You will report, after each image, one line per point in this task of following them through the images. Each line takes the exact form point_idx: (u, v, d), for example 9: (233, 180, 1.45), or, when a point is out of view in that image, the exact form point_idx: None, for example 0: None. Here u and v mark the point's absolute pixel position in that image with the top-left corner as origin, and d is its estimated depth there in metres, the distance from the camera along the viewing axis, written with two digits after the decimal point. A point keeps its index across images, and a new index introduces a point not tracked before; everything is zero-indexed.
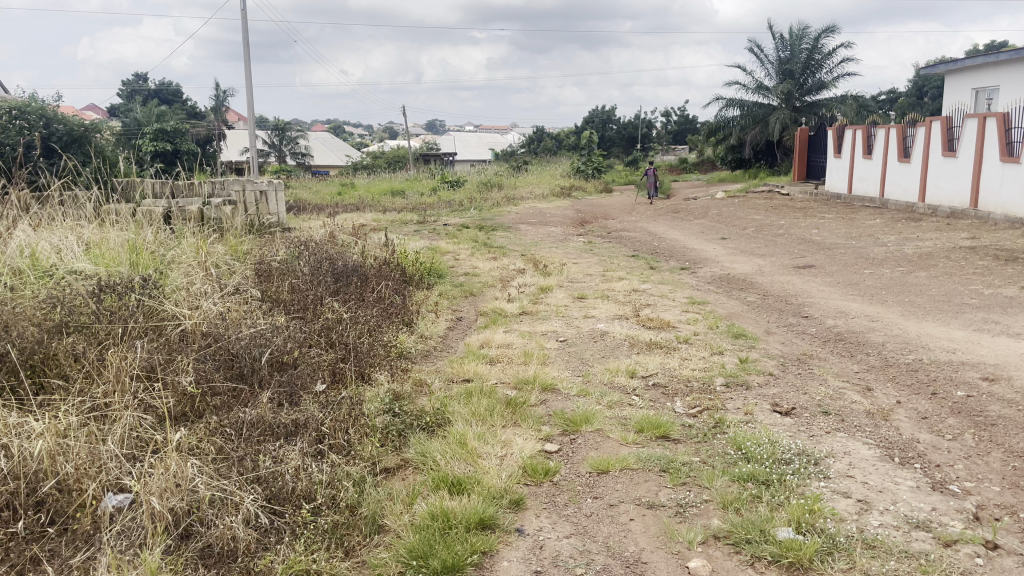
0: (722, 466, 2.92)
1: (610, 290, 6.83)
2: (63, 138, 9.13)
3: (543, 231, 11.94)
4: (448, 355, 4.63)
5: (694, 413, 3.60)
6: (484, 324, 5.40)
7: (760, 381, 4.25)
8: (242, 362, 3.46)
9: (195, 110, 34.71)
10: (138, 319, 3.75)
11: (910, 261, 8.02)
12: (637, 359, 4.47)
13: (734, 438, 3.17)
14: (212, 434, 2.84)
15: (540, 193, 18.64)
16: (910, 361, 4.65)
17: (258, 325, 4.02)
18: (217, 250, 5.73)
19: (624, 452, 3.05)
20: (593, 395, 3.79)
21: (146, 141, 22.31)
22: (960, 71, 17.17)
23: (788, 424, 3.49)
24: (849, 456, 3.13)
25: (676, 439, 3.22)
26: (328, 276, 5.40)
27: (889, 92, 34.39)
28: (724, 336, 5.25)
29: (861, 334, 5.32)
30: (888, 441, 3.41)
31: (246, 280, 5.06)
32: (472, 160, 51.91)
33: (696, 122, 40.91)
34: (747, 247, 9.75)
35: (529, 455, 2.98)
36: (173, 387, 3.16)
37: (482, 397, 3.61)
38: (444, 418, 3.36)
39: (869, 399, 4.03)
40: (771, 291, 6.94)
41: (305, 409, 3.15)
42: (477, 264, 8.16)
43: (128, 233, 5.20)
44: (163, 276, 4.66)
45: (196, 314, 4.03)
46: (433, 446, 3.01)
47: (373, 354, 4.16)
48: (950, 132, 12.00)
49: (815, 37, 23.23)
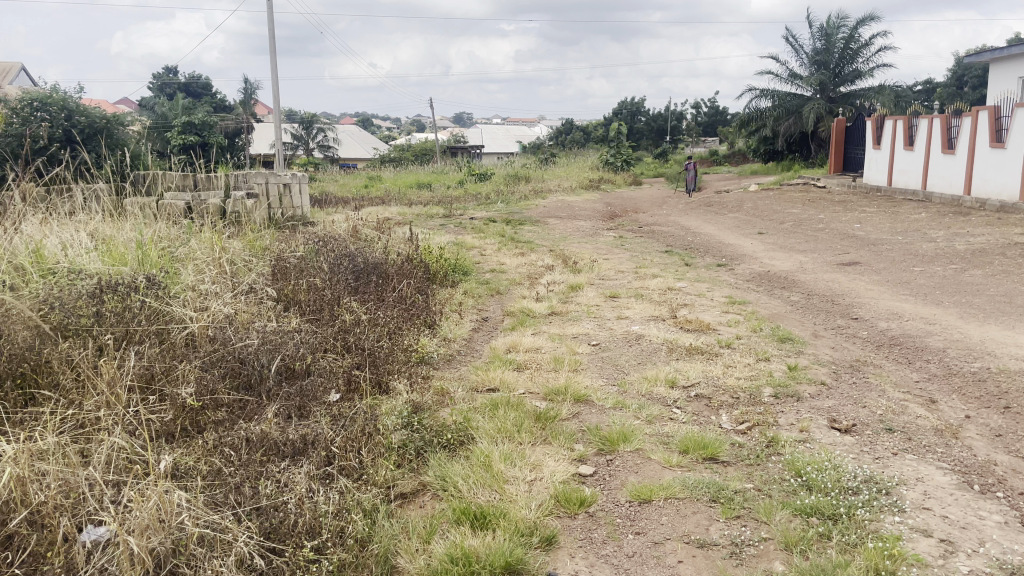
0: (781, 496, 2.58)
1: (644, 289, 6.47)
2: (84, 131, 8.97)
3: (572, 225, 11.61)
4: (472, 360, 4.33)
5: (743, 430, 3.26)
6: (511, 325, 5.09)
7: (813, 392, 3.88)
8: (249, 371, 3.19)
9: (224, 104, 34.79)
10: (141, 323, 3.51)
11: (964, 258, 7.56)
12: (677, 367, 4.13)
13: (792, 462, 2.82)
14: (210, 456, 2.56)
15: (568, 186, 18.28)
16: (976, 370, 4.25)
17: (269, 327, 3.73)
18: (234, 246, 5.47)
19: (667, 477, 2.72)
20: (630, 407, 3.46)
21: (174, 134, 22.39)
22: (1006, 60, 16.49)
23: (850, 444, 3.14)
24: (923, 484, 2.77)
25: (725, 462, 2.89)
26: (346, 273, 5.11)
27: (925, 83, 33.48)
28: (769, 339, 4.88)
29: (919, 338, 4.92)
30: (964, 464, 3.04)
31: (261, 278, 4.78)
32: (500, 153, 51.61)
33: (727, 114, 40.19)
34: (786, 243, 9.34)
35: (561, 480, 2.66)
36: (171, 398, 2.90)
37: (509, 410, 3.29)
38: (467, 434, 3.05)
39: (935, 414, 3.65)
40: (815, 290, 6.54)
41: (316, 424, 2.86)
42: (504, 260, 7.85)
43: (140, 227, 4.96)
44: (172, 275, 4.39)
45: (204, 317, 3.75)
46: (454, 469, 2.71)
47: (393, 359, 3.85)
48: (998, 122, 11.45)
49: (852, 27, 22.67)
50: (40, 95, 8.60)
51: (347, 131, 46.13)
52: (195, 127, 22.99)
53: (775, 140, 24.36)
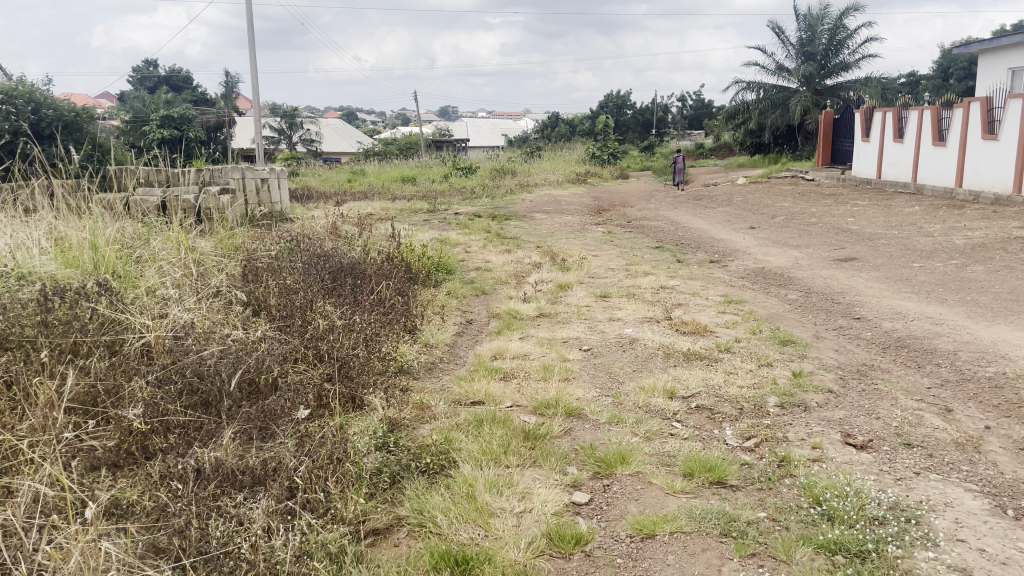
0: (800, 529, 2.31)
1: (636, 288, 6.19)
2: (52, 124, 8.62)
3: (559, 220, 11.30)
4: (455, 369, 4.03)
5: (751, 448, 2.99)
6: (497, 329, 4.81)
7: (821, 401, 3.61)
8: (207, 388, 2.85)
9: (205, 97, 34.24)
10: (91, 332, 3.20)
11: (964, 253, 7.33)
12: (676, 375, 3.85)
13: (809, 486, 2.55)
14: (156, 490, 2.29)
15: (555, 180, 17.98)
16: (992, 375, 3.99)
17: (233, 335, 3.41)
18: (204, 245, 5.13)
19: (671, 507, 2.44)
20: (627, 422, 3.18)
21: (153, 127, 21.90)
22: (995, 50, 16.28)
23: (868, 462, 2.87)
24: (953, 510, 2.49)
25: (734, 487, 2.61)
26: (321, 274, 4.78)
27: (909, 74, 33.45)
28: (769, 343, 4.61)
29: (927, 341, 4.65)
30: (993, 485, 2.76)
31: (229, 281, 4.45)
32: (485, 146, 51.19)
33: (713, 107, 40.07)
34: (778, 237, 9.08)
35: (553, 513, 2.38)
36: (116, 422, 2.62)
37: (495, 428, 3.00)
38: (448, 458, 2.74)
39: (953, 425, 3.39)
40: (814, 287, 6.28)
41: (280, 449, 2.56)
42: (489, 257, 7.56)
43: (100, 224, 4.62)
44: (131, 276, 4.06)
45: (162, 325, 3.43)
46: (433, 500, 2.41)
47: (368, 370, 3.54)
48: (990, 113, 11.25)
49: (838, 17, 22.48)
50: (5, 87, 8.25)
51: (331, 125, 45.53)
52: (174, 120, 22.52)
53: (762, 132, 24.14)
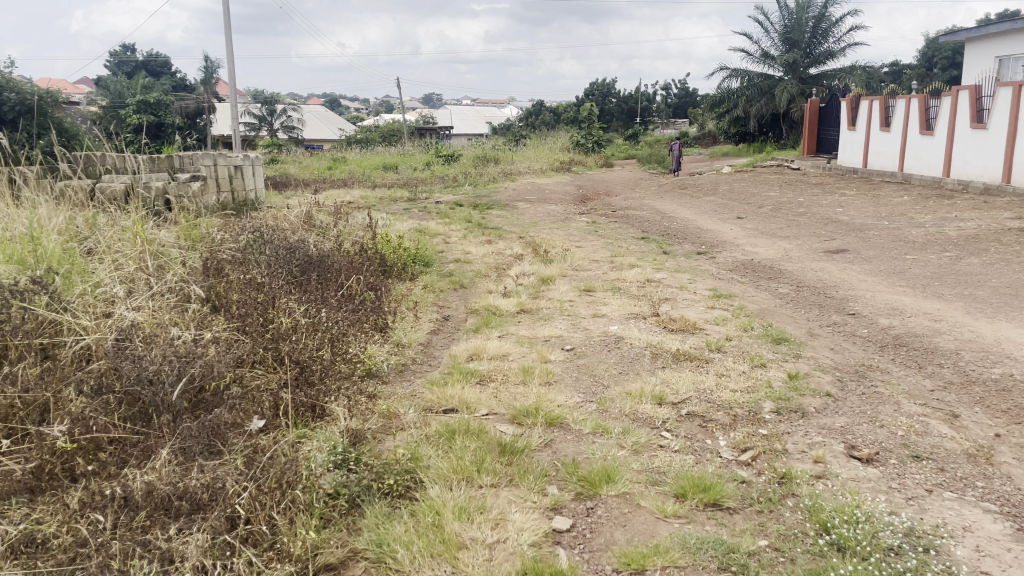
0: (808, 563, 2.06)
1: (621, 281, 5.93)
2: (13, 109, 8.26)
3: (542, 209, 11.01)
4: (427, 371, 3.77)
5: (747, 462, 2.73)
6: (475, 326, 4.53)
7: (819, 406, 3.37)
8: (147, 396, 2.54)
9: (183, 83, 33.59)
10: (22, 334, 2.88)
11: (958, 245, 7.12)
12: (664, 378, 3.59)
13: (814, 510, 2.30)
14: (77, 521, 2.01)
15: (539, 168, 17.64)
16: (998, 378, 3.76)
17: (181, 337, 3.10)
18: (164, 234, 4.78)
19: (662, 534, 2.19)
20: (612, 432, 2.92)
21: (129, 113, 21.28)
22: (981, 38, 16.10)
23: (873, 479, 2.62)
24: (973, 536, 2.24)
25: (731, 510, 2.35)
26: (286, 268, 4.47)
27: (891, 65, 33.42)
28: (762, 341, 4.36)
29: (927, 339, 4.42)
30: (1012, 504, 2.51)
31: (188, 275, 4.13)
32: (470, 134, 50.69)
33: (697, 97, 39.91)
34: (767, 228, 8.86)
35: (530, 543, 2.12)
36: (38, 440, 2.33)
37: (468, 440, 2.72)
38: (414, 478, 2.46)
39: (960, 433, 3.15)
40: (805, 280, 6.04)
41: (223, 469, 2.26)
42: (469, 249, 7.27)
43: (45, 212, 4.27)
44: (77, 269, 3.73)
45: (106, 325, 3.11)
46: (393, 531, 2.14)
47: (331, 374, 3.25)
48: (979, 102, 11.06)
49: (823, 5, 22.28)
50: None
51: (314, 112, 44.92)
52: (151, 106, 21.93)
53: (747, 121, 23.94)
